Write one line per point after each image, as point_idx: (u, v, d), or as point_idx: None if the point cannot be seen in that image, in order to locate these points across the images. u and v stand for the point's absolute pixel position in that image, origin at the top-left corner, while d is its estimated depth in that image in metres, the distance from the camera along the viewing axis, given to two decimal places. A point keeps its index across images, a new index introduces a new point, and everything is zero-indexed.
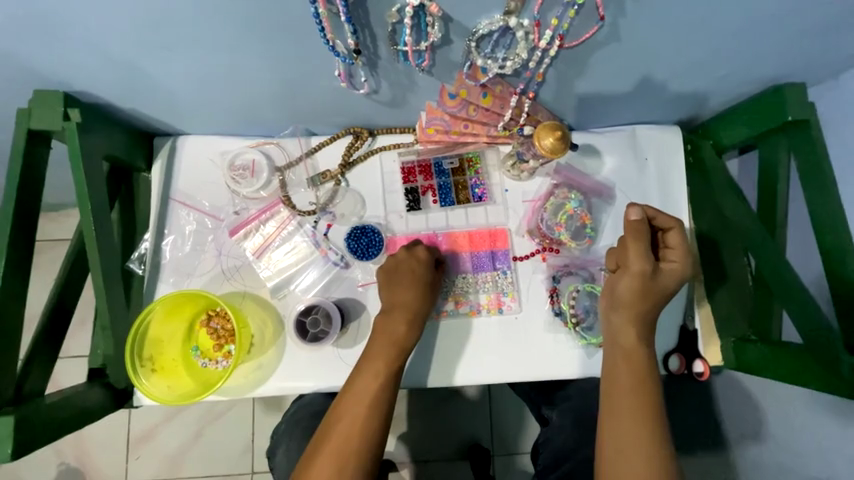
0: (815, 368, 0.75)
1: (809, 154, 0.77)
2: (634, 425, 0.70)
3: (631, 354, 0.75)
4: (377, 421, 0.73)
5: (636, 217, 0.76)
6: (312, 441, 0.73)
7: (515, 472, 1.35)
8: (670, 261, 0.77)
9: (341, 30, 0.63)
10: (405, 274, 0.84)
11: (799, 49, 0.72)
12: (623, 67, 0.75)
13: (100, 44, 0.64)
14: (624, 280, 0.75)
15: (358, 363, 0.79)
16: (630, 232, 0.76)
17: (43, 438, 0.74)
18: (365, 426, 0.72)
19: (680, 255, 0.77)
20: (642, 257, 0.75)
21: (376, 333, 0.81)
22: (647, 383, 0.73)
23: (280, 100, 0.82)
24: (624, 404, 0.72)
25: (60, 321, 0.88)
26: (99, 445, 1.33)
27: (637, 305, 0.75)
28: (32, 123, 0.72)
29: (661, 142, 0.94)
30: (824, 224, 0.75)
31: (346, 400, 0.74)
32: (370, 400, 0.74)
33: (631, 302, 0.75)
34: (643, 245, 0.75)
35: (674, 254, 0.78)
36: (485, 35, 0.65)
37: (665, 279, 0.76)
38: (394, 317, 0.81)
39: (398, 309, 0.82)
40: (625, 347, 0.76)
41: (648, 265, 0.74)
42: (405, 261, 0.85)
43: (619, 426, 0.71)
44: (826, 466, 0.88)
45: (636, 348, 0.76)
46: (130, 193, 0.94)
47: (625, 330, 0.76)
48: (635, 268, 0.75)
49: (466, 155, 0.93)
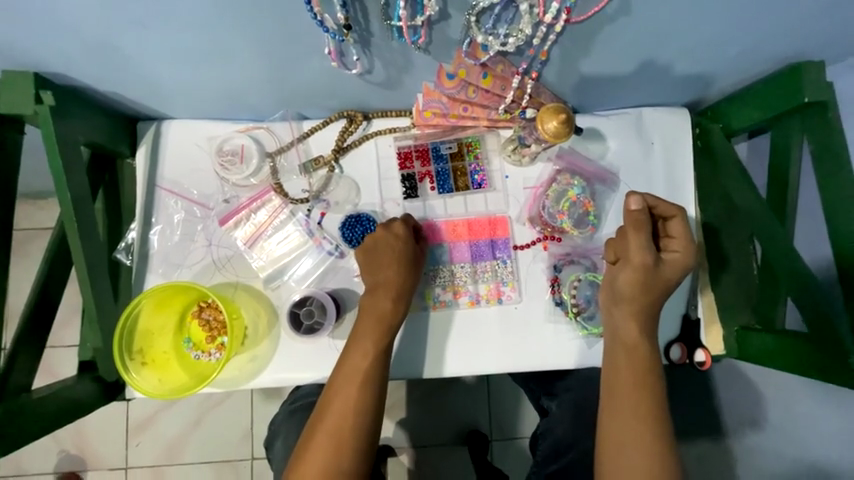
0: (826, 357, 0.72)
1: (824, 136, 0.74)
2: (632, 418, 0.68)
3: (636, 346, 0.72)
4: (363, 409, 0.71)
5: (637, 207, 0.73)
6: (303, 432, 0.71)
7: (516, 457, 1.33)
8: (672, 252, 0.75)
9: (329, 3, 0.59)
10: (382, 254, 0.80)
11: (816, 25, 0.69)
12: (629, 45, 0.71)
13: (71, 18, 0.60)
14: (625, 273, 0.73)
15: (347, 343, 0.76)
16: (629, 222, 0.73)
17: (30, 434, 0.71)
18: (356, 418, 0.70)
19: (684, 244, 0.74)
20: (643, 249, 0.72)
21: (362, 312, 0.78)
22: (650, 374, 0.70)
23: (270, 81, 0.78)
24: (627, 395, 0.69)
25: (45, 311, 0.85)
26: (97, 435, 1.31)
27: (640, 297, 0.72)
28: (3, 107, 0.68)
29: (667, 125, 0.90)
30: (839, 210, 0.72)
31: (334, 386, 0.72)
32: (355, 387, 0.71)
33: (632, 296, 0.73)
34: (645, 236, 0.72)
35: (677, 244, 0.75)
36: (485, 9, 0.61)
37: (668, 271, 0.73)
38: (376, 297, 0.77)
39: (378, 289, 0.78)
40: (631, 339, 0.73)
41: (649, 257, 0.72)
42: (381, 238, 0.80)
43: (616, 419, 0.69)
44: (832, 454, 0.86)
45: (640, 341, 0.72)
46: (114, 180, 0.90)
47: (628, 320, 0.73)
48: (636, 261, 0.72)
49: (465, 139, 0.90)
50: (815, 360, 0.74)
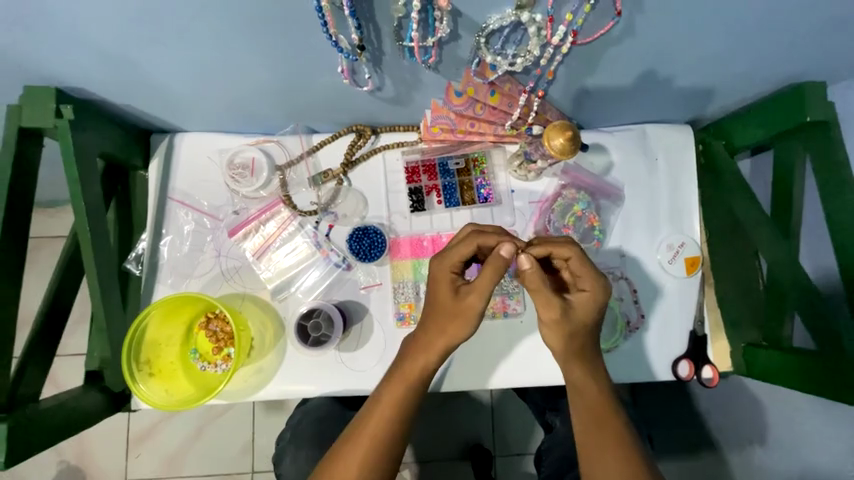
0: (831, 375, 0.73)
1: (826, 155, 0.75)
2: (605, 458, 0.66)
3: (583, 386, 0.71)
4: (392, 440, 0.67)
5: (530, 265, 0.66)
6: (335, 444, 0.68)
7: (517, 472, 1.33)
8: (579, 291, 0.69)
9: (344, 24, 0.61)
10: (434, 295, 0.69)
11: (817, 45, 0.70)
12: (634, 64, 0.73)
13: (91, 37, 0.62)
14: (545, 331, 0.69)
15: (400, 364, 0.71)
16: (526, 282, 0.67)
17: (37, 445, 0.72)
18: (396, 435, 0.67)
19: (590, 282, 0.69)
20: (550, 302, 0.67)
21: (443, 335, 0.68)
22: (608, 407, 0.70)
23: (282, 97, 0.80)
24: (597, 436, 0.67)
25: (56, 321, 0.86)
26: (99, 446, 1.31)
27: (567, 347, 0.69)
28: (23, 121, 0.70)
29: (672, 142, 0.92)
30: (838, 229, 0.73)
31: (374, 423, 0.67)
32: (393, 410, 0.68)
33: (561, 348, 0.70)
34: (547, 291, 0.66)
35: (583, 282, 0.69)
36: (495, 31, 0.62)
37: (581, 315, 0.68)
38: (468, 327, 0.68)
39: (466, 318, 0.67)
40: (573, 381, 0.71)
41: (557, 311, 0.67)
42: (447, 267, 0.69)
43: (588, 461, 0.67)
44: (837, 469, 0.86)
45: (588, 377, 0.71)
46: (126, 192, 0.92)
47: (564, 365, 0.71)
48: (546, 318, 0.68)
49: (471, 155, 0.91)
50: (823, 379, 0.74)
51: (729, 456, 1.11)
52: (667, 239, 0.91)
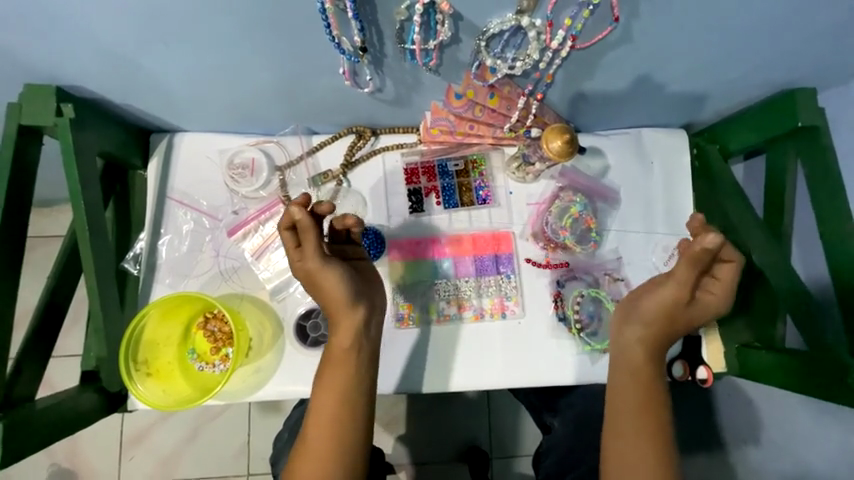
0: (822, 376, 0.74)
1: (821, 160, 0.75)
2: (632, 441, 0.69)
3: (639, 372, 0.72)
4: (343, 416, 0.71)
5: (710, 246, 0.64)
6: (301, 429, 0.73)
7: (513, 475, 1.34)
8: (707, 291, 0.72)
9: (347, 26, 0.62)
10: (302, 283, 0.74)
11: (811, 51, 0.71)
12: (632, 68, 0.74)
13: (93, 36, 0.62)
14: (654, 296, 0.71)
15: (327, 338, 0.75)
16: (686, 254, 0.67)
17: (34, 444, 0.72)
18: (346, 411, 0.71)
19: (723, 288, 0.71)
20: (684, 287, 0.69)
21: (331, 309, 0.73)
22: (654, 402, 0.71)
23: (282, 98, 0.80)
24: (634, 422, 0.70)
25: (52, 319, 0.86)
26: (92, 447, 1.31)
27: (656, 325, 0.72)
28: (24, 118, 0.70)
29: (668, 146, 0.93)
30: (833, 233, 0.74)
31: (312, 440, 0.70)
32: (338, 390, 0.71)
33: (651, 321, 0.72)
34: (694, 275, 0.68)
35: (715, 285, 0.72)
36: (495, 34, 0.63)
37: (698, 311, 0.72)
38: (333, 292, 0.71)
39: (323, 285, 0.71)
40: (633, 360, 0.73)
41: (685, 296, 0.70)
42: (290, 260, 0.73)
43: (618, 437, 0.70)
44: (832, 472, 0.86)
45: (645, 364, 0.73)
46: (125, 191, 0.92)
47: (638, 342, 0.73)
48: (670, 292, 0.70)
49: (470, 156, 0.91)
50: (815, 380, 0.74)
51: (726, 459, 1.11)
52: (662, 242, 0.92)
